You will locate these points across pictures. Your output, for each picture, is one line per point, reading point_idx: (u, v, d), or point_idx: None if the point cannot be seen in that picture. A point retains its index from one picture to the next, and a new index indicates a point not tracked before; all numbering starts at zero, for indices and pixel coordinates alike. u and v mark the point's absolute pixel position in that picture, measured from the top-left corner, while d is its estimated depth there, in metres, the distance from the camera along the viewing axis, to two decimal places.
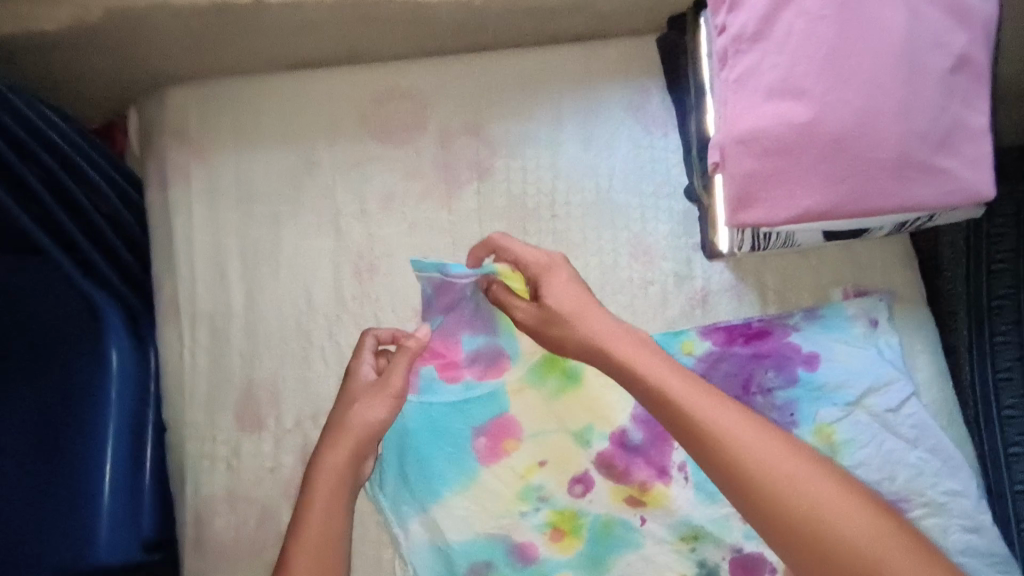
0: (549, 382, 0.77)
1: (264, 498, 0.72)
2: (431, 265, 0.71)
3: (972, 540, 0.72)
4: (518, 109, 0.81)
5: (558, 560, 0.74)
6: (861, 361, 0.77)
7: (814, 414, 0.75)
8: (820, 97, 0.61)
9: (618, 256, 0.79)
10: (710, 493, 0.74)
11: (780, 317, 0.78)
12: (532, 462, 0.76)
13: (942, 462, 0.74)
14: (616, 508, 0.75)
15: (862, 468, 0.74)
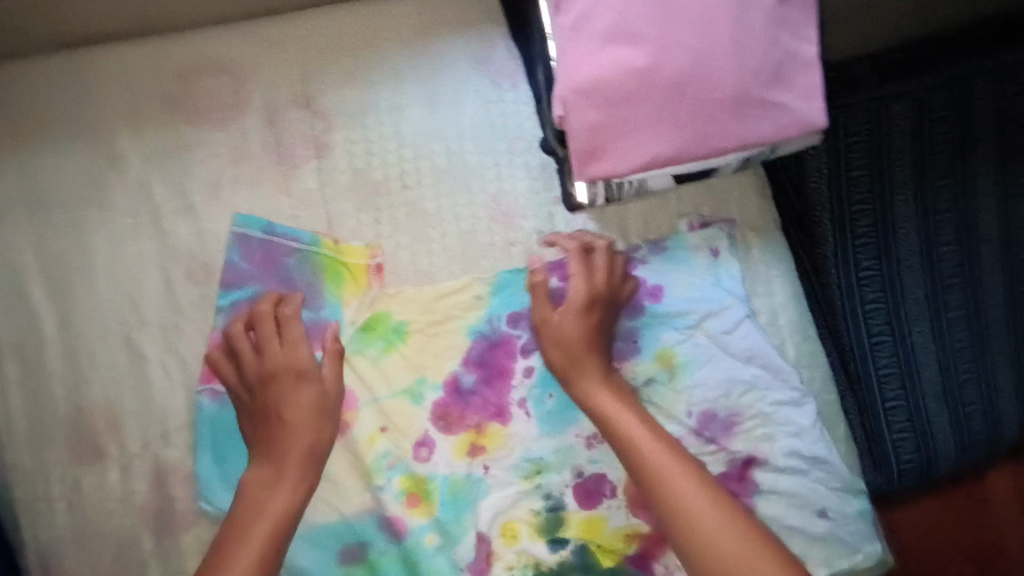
0: (380, 345, 0.74)
1: (117, 531, 0.67)
2: (253, 223, 0.70)
3: (794, 442, 0.82)
4: (351, 72, 0.73)
5: (419, 527, 0.73)
6: (696, 288, 0.80)
7: (656, 340, 0.80)
8: (655, 41, 0.59)
9: (476, 221, 0.76)
10: (555, 426, 0.77)
11: (626, 252, 0.79)
12: (375, 429, 0.73)
13: (771, 376, 0.81)
14: (459, 465, 0.75)
15: (698, 387, 0.80)
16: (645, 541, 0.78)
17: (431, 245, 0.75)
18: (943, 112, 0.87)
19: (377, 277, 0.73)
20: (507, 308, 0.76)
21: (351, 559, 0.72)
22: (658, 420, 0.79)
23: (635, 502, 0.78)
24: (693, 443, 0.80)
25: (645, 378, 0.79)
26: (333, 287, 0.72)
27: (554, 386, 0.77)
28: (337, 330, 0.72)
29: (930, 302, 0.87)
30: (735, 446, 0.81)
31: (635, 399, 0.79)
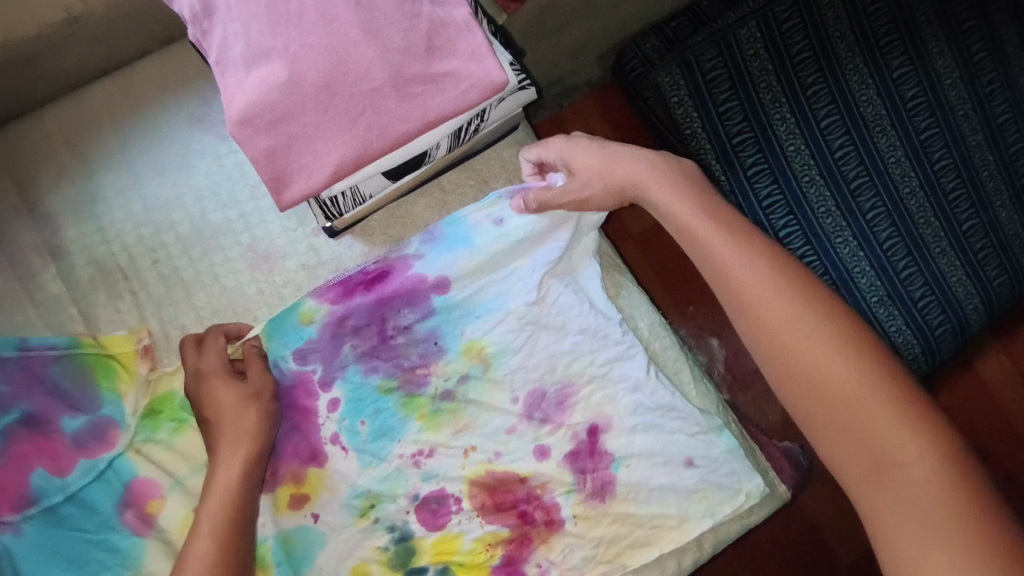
0: (168, 426, 0.71)
1: None
2: (5, 343, 0.68)
3: (638, 399, 0.75)
4: (68, 168, 0.72)
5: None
6: (483, 268, 0.75)
7: (459, 335, 0.75)
8: (285, 52, 0.58)
9: (237, 274, 0.74)
10: (375, 454, 0.74)
11: (397, 251, 0.73)
12: (185, 510, 0.70)
13: (590, 338, 0.76)
14: (285, 521, 0.72)
15: (517, 371, 0.75)
16: (507, 547, 0.74)
17: (196, 312, 0.73)
18: (787, 27, 1.07)
19: (147, 360, 0.71)
20: (290, 347, 0.72)
21: None
22: (483, 417, 0.75)
23: (483, 508, 0.74)
24: (528, 428, 0.75)
25: (457, 377, 0.75)
26: (105, 383, 0.70)
27: (363, 413, 0.73)
28: (119, 426, 0.70)
29: (840, 205, 1.09)
30: (573, 421, 0.75)
31: (452, 403, 0.74)
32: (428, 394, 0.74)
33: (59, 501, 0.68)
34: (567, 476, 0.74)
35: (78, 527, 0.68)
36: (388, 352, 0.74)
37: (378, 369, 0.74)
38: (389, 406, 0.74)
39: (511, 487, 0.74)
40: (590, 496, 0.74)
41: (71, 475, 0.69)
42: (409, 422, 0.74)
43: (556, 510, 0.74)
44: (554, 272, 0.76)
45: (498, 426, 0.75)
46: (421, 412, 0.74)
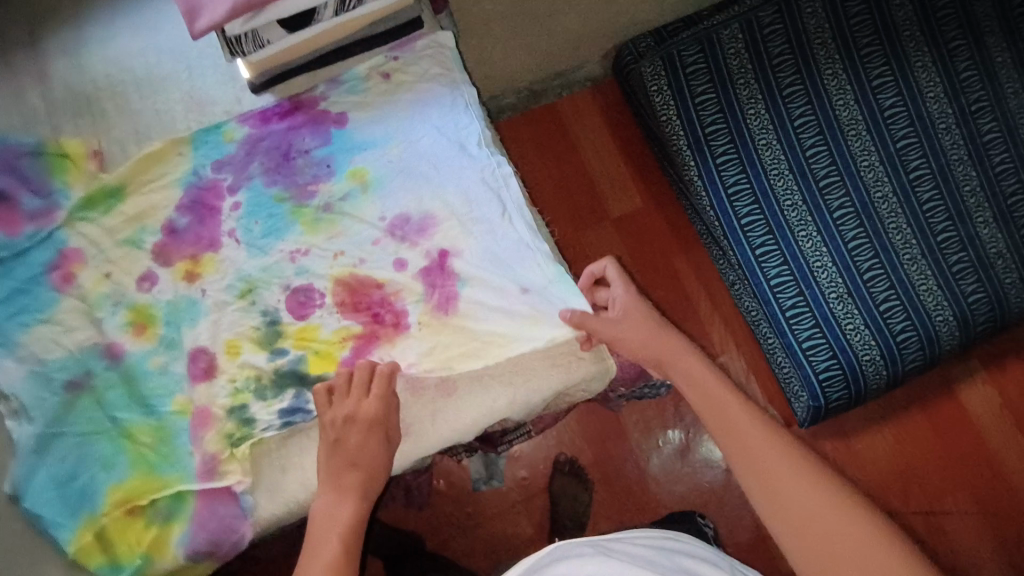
0: (102, 211, 0.89)
1: None
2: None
3: (490, 232, 0.89)
4: (65, 20, 0.94)
5: (143, 349, 0.86)
6: (377, 114, 0.93)
7: (349, 161, 0.91)
8: None
9: (174, 113, 0.93)
10: (263, 247, 0.89)
11: (307, 93, 0.94)
12: (100, 275, 0.87)
13: (456, 178, 0.91)
14: (179, 288, 0.87)
15: (390, 195, 0.90)
16: (357, 341, 0.85)
17: (137, 135, 0.92)
18: (773, 29, 1.22)
19: (94, 160, 0.90)
20: (210, 158, 0.91)
21: (79, 386, 0.84)
22: (354, 228, 0.89)
23: (342, 307, 0.87)
24: (389, 243, 0.88)
25: (341, 195, 0.90)
26: (57, 173, 0.89)
27: (258, 216, 0.90)
28: (62, 206, 0.88)
29: (806, 202, 1.19)
30: (431, 241, 0.88)
31: (331, 214, 0.89)
32: (313, 205, 0.90)
33: (7, 256, 0.85)
34: (417, 289, 0.87)
35: (15, 277, 0.85)
36: (288, 168, 0.91)
37: (278, 182, 0.91)
38: (283, 211, 0.90)
39: (368, 291, 0.87)
40: (435, 308, 0.86)
41: (20, 238, 0.86)
42: (294, 225, 0.89)
43: (403, 317, 0.86)
44: (431, 112, 0.93)
45: (365, 236, 0.88)
46: (305, 219, 0.89)
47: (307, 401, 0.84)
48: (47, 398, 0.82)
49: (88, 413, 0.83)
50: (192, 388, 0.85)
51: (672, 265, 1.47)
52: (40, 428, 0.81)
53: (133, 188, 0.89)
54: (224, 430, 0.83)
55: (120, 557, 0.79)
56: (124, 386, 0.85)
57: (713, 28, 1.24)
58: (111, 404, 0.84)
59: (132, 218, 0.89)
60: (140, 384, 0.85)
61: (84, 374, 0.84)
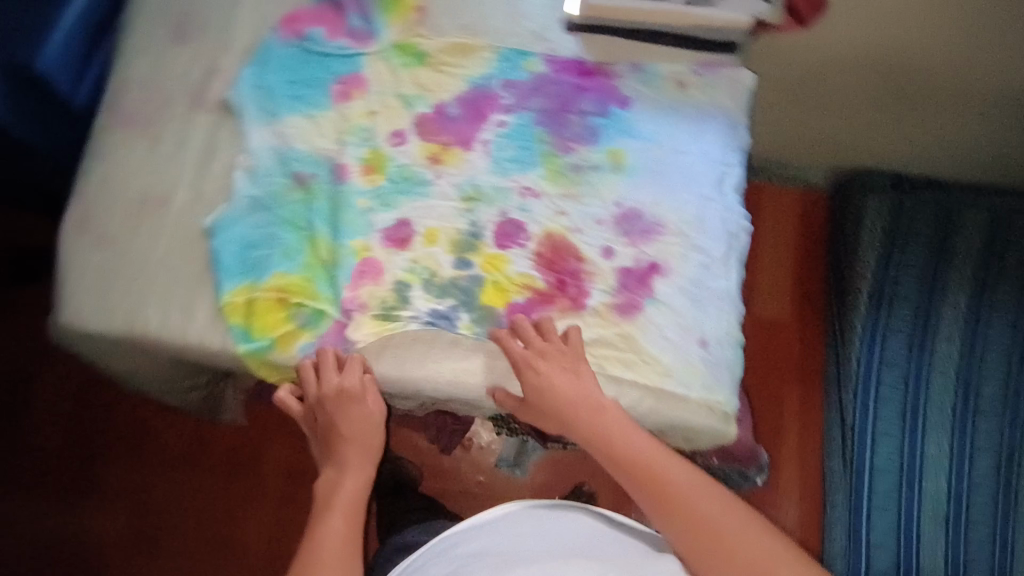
0: (403, 60, 0.96)
1: (165, 89, 0.93)
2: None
3: (699, 271, 0.89)
4: None
5: (360, 187, 0.91)
6: (660, 118, 0.95)
7: (613, 141, 0.94)
8: None
9: (493, 10, 0.98)
10: (504, 170, 0.92)
11: (610, 64, 0.96)
12: (365, 110, 0.94)
13: (696, 208, 0.91)
14: (418, 162, 0.92)
15: (634, 189, 0.91)
16: (534, 294, 0.88)
17: (456, 11, 0.98)
18: (1008, 239, 1.29)
19: (416, 15, 0.97)
20: (503, 75, 0.96)
21: (301, 183, 0.91)
22: (588, 199, 0.91)
23: (539, 258, 0.89)
24: (610, 230, 0.90)
25: (591, 163, 0.93)
26: (384, 11, 0.97)
27: (516, 141, 0.93)
28: (374, 39, 0.96)
29: (951, 406, 1.25)
30: (646, 249, 0.90)
31: (575, 175, 0.92)
32: (564, 160, 0.92)
33: (313, 50, 0.95)
34: (612, 281, 0.88)
35: (311, 71, 0.94)
36: (562, 119, 0.94)
37: (546, 124, 0.94)
38: (537, 151, 0.93)
39: (568, 258, 0.89)
40: (616, 307, 0.87)
41: (333, 44, 0.95)
42: (539, 166, 0.92)
43: (585, 296, 0.88)
44: (706, 140, 0.94)
45: (590, 212, 0.91)
46: (552, 167, 0.92)
47: (459, 316, 0.86)
48: (276, 177, 0.91)
49: (293, 206, 0.90)
50: (380, 243, 0.89)
51: (783, 386, 1.43)
52: (258, 194, 0.90)
53: (431, 58, 0.96)
54: (382, 295, 0.87)
55: (254, 330, 0.86)
56: (330, 205, 0.90)
57: (958, 205, 1.32)
58: (315, 214, 0.90)
59: (417, 80, 0.95)
60: (340, 212, 0.89)
61: (311, 177, 0.91)
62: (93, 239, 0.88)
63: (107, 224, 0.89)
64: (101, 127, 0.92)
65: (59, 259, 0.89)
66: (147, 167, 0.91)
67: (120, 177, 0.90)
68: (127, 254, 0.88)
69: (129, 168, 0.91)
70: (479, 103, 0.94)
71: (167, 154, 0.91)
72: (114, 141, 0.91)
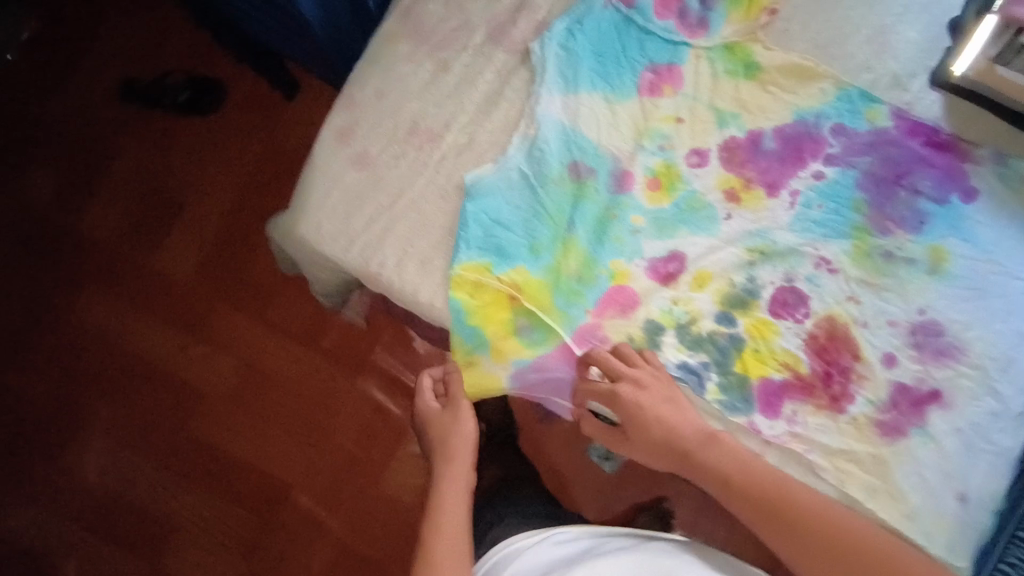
0: (731, 64, 0.82)
1: (470, 13, 0.82)
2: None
3: (986, 419, 0.77)
4: None
5: (641, 204, 0.80)
6: (1000, 228, 0.80)
7: (939, 235, 0.80)
8: None
9: (856, 33, 0.82)
10: (805, 231, 0.80)
11: (968, 143, 0.81)
12: (673, 113, 0.81)
13: (1008, 344, 0.78)
14: (710, 193, 0.80)
15: (944, 301, 0.78)
16: (791, 379, 0.78)
17: (812, 20, 0.83)
18: None
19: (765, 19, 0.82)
20: (838, 117, 0.81)
21: (574, 174, 0.80)
22: (889, 294, 0.79)
23: (811, 340, 0.78)
24: (901, 337, 0.78)
25: (905, 255, 0.79)
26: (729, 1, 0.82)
27: (828, 201, 0.80)
28: (708, 33, 0.82)
29: None
30: (934, 371, 0.78)
31: (883, 264, 0.79)
32: (876, 241, 0.80)
33: (637, 21, 0.82)
34: (883, 393, 0.77)
35: (625, 46, 0.82)
36: (888, 192, 0.81)
37: (869, 192, 0.80)
38: (848, 219, 0.80)
39: (844, 352, 0.78)
40: (879, 424, 0.77)
41: (660, 21, 0.82)
42: (846, 239, 0.80)
43: (849, 400, 0.77)
44: None
45: (885, 311, 0.78)
46: (860, 244, 0.80)
47: (708, 377, 0.78)
48: (549, 159, 0.80)
49: (560, 197, 0.80)
50: (641, 271, 0.79)
51: None
52: (529, 169, 0.80)
53: (766, 72, 0.82)
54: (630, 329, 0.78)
55: (473, 313, 0.77)
56: (601, 209, 0.80)
57: None
58: (578, 212, 0.79)
59: (743, 96, 0.81)
60: (608, 226, 0.79)
61: (588, 173, 0.80)
62: (351, 156, 0.80)
63: (369, 144, 0.81)
64: (387, 32, 0.82)
65: (307, 165, 0.82)
66: (426, 95, 0.81)
67: (395, 95, 0.81)
68: (381, 184, 0.80)
69: (407, 91, 0.81)
70: (798, 143, 0.81)
71: (449, 88, 0.81)
72: (400, 55, 0.81)
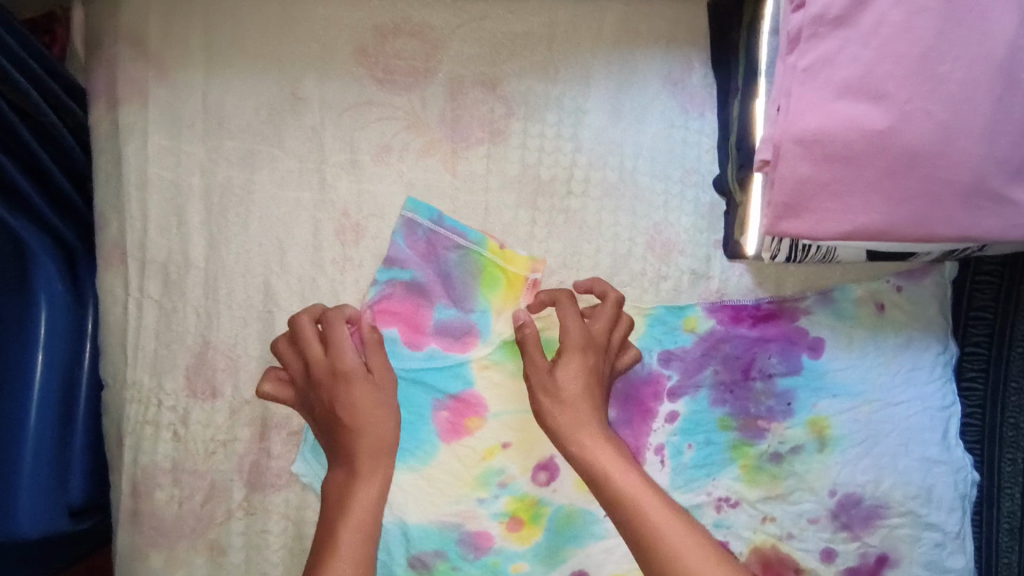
0: (525, 357, 0.70)
1: (213, 474, 0.64)
2: (423, 211, 0.67)
3: (935, 554, 0.74)
4: (540, 64, 0.70)
5: (513, 550, 0.69)
6: (859, 365, 0.74)
7: (811, 405, 0.73)
8: (901, 105, 0.54)
9: (633, 244, 0.71)
10: (690, 483, 0.72)
11: (792, 299, 0.74)
12: (495, 443, 0.69)
13: (923, 472, 0.74)
14: (579, 499, 0.70)
15: (847, 467, 0.74)
16: None
17: (583, 259, 0.71)
18: None
19: (534, 291, 0.69)
20: (661, 344, 0.72)
21: (423, 567, 0.68)
22: (798, 494, 0.73)
23: None
24: (827, 526, 0.73)
25: (792, 445, 0.73)
26: (484, 290, 0.69)
27: (693, 437, 0.72)
28: (481, 335, 0.69)
29: None
30: (871, 539, 0.74)
31: (777, 467, 0.73)
32: (759, 448, 0.73)
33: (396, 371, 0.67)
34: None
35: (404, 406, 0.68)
36: (743, 392, 0.73)
37: (726, 404, 0.72)
38: (722, 443, 0.72)
39: (786, 574, 0.72)
40: None
41: (418, 353, 0.68)
42: (731, 466, 0.72)
43: None
44: (919, 378, 0.75)
45: (801, 510, 0.73)
46: (745, 462, 0.72)
47: None
48: (394, 570, 0.68)
49: None
50: None
51: None
52: None
53: None
54: None
55: None
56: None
57: None
58: None
59: None
60: None
61: (437, 558, 0.68)
62: None
63: None
64: (126, 553, 0.64)
65: None
66: None
67: None
68: None
69: None
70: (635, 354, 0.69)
71: (238, 571, 0.65)
72: (157, 571, 0.63)
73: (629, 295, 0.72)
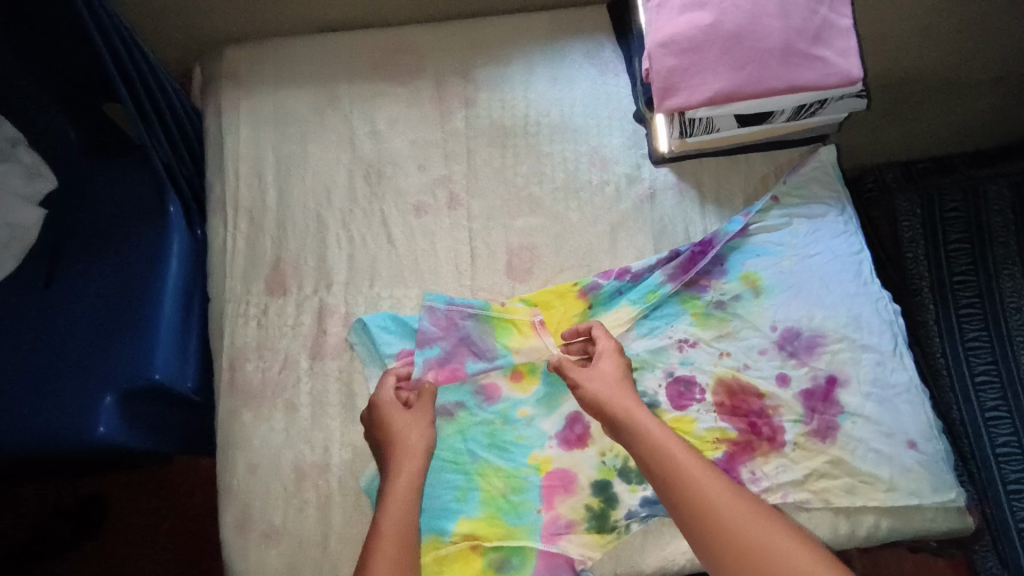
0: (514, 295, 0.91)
1: (287, 349, 0.87)
2: (439, 298, 0.88)
3: (878, 372, 0.87)
4: (496, 56, 1.01)
5: (518, 398, 0.88)
6: (773, 232, 0.94)
7: (742, 265, 0.93)
8: (719, 6, 0.82)
9: (579, 163, 0.97)
10: (654, 330, 0.91)
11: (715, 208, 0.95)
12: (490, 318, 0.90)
13: (849, 307, 0.90)
14: None
15: (783, 307, 0.90)
16: (731, 447, 0.84)
17: (543, 177, 0.96)
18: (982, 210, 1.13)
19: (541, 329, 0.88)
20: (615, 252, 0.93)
21: (449, 415, 0.86)
22: (745, 332, 0.89)
23: (721, 407, 0.86)
24: (776, 355, 0.88)
25: (731, 295, 0.91)
26: (501, 338, 0.88)
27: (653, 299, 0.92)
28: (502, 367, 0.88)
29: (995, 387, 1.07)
30: (818, 364, 0.88)
31: (723, 312, 0.91)
32: (705, 299, 0.91)
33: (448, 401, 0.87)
34: (799, 408, 0.86)
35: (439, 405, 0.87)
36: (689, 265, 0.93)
37: None
38: (674, 299, 0.92)
39: (749, 398, 0.87)
40: (814, 433, 0.85)
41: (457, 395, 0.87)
42: (685, 315, 0.91)
43: (782, 432, 0.85)
44: (824, 234, 0.94)
45: (752, 343, 0.89)
46: (696, 310, 0.91)
47: None
48: None
49: (449, 442, 0.85)
50: (562, 450, 0.86)
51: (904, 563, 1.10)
52: None
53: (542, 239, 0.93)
54: (587, 502, 0.83)
55: None
56: (490, 425, 0.86)
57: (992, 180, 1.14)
58: (472, 440, 0.85)
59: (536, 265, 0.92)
60: (502, 435, 0.86)
61: (458, 406, 0.86)
62: (262, 540, 0.80)
63: (271, 517, 0.81)
64: (226, 413, 0.85)
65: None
66: (291, 444, 0.83)
67: (268, 460, 0.83)
68: (304, 542, 0.80)
69: (274, 448, 0.83)
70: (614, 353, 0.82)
71: (307, 420, 0.84)
72: (249, 424, 0.84)
73: (582, 198, 0.95)
